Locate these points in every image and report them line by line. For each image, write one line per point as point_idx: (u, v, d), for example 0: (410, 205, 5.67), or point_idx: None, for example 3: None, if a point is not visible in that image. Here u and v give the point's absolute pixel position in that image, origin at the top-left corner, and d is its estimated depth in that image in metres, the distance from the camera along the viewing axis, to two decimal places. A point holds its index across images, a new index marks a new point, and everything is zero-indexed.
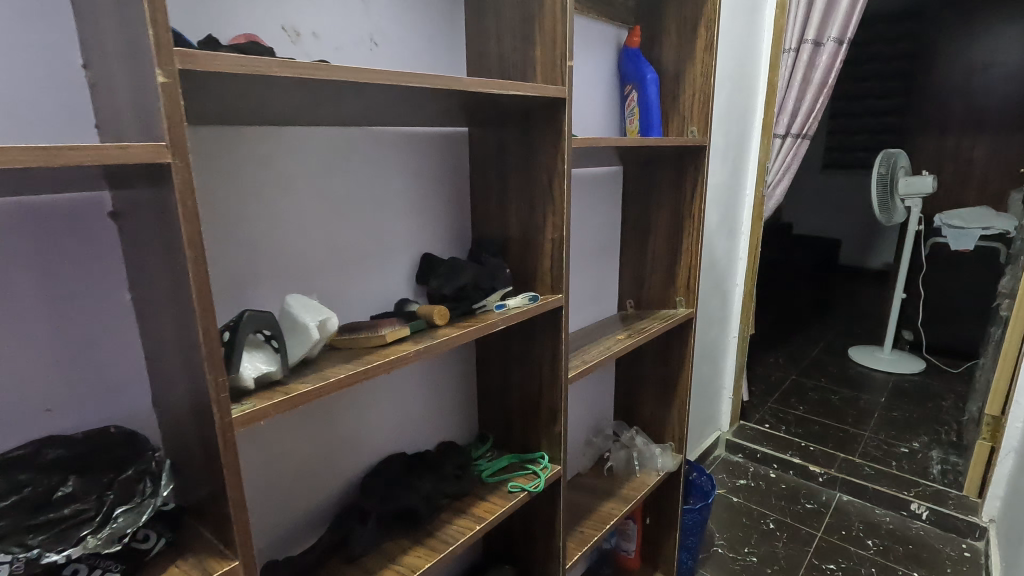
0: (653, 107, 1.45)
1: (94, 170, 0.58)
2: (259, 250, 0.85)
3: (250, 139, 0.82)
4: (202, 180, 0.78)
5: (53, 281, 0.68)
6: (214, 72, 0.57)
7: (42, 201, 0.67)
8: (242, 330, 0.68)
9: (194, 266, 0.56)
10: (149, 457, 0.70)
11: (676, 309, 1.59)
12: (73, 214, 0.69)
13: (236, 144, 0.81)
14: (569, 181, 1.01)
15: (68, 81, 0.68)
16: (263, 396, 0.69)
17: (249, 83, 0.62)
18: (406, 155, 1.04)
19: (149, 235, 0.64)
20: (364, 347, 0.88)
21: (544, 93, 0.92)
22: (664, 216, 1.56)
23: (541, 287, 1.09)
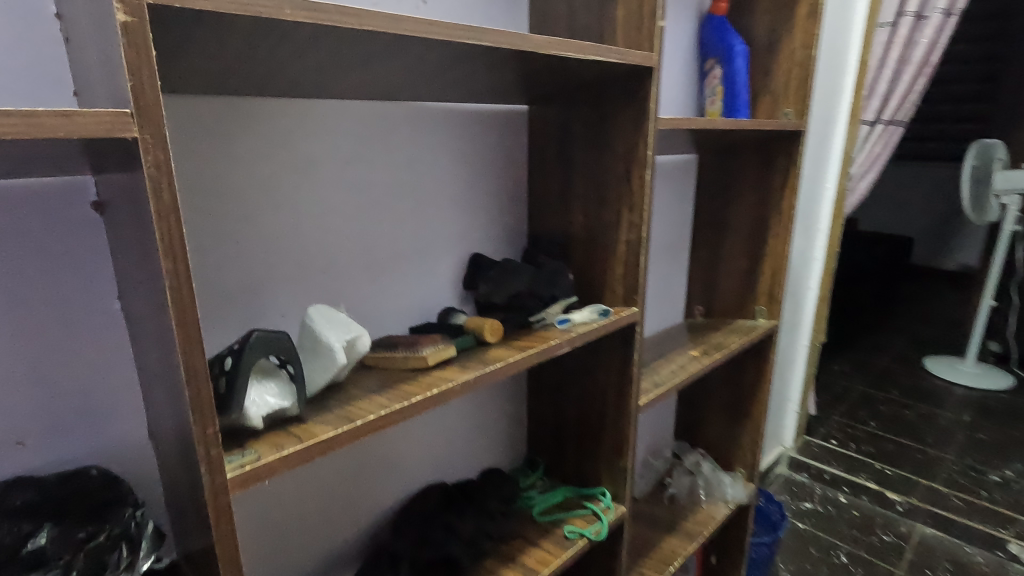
0: (740, 85, 1.24)
1: (54, 147, 0.44)
2: (279, 247, 0.71)
3: (260, 113, 0.67)
4: (198, 163, 0.63)
5: (22, 285, 0.55)
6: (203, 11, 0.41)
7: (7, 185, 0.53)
8: (248, 357, 0.54)
9: (172, 279, 0.41)
10: (129, 515, 0.58)
11: (755, 321, 1.39)
12: (47, 202, 0.55)
13: (242, 118, 0.66)
14: (652, 171, 0.83)
15: (39, 33, 0.53)
16: (272, 442, 0.54)
17: (255, 32, 0.47)
18: (451, 137, 0.88)
19: (132, 232, 0.50)
20: (405, 370, 0.72)
21: (629, 61, 0.74)
22: (746, 212, 1.35)
23: (610, 297, 0.92)
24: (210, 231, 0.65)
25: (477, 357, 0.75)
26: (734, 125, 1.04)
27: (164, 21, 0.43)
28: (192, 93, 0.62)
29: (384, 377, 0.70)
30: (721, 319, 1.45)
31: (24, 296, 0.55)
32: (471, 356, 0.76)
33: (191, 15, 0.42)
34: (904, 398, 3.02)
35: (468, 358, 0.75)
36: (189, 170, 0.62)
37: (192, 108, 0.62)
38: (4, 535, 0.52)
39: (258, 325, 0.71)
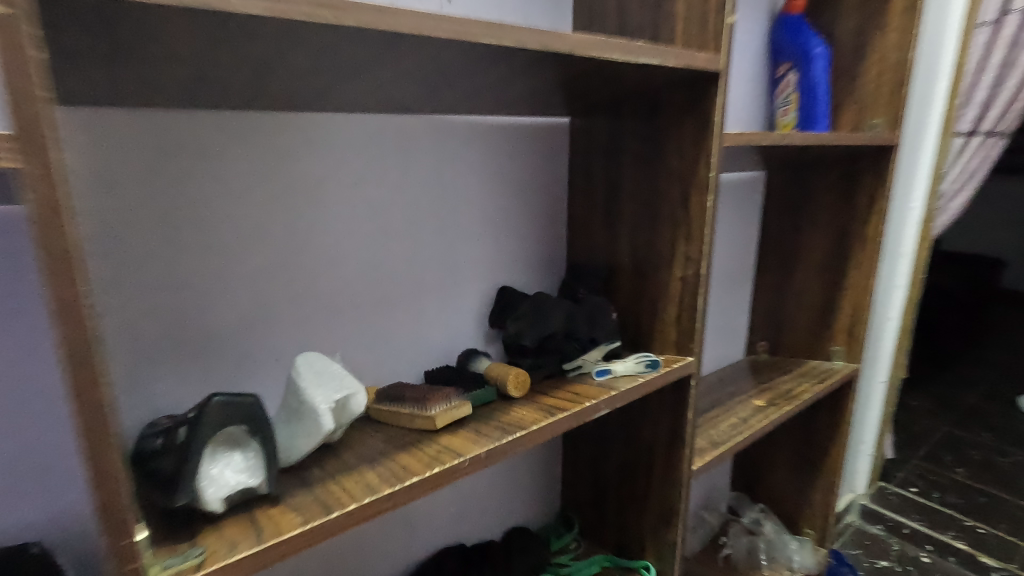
0: (821, 94, 1.07)
1: None
2: (232, 287, 0.59)
3: (198, 126, 0.55)
4: (115, 189, 0.51)
5: None
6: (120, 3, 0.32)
7: None
8: (203, 427, 0.44)
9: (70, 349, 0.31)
10: None
11: (831, 363, 1.20)
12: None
13: (171, 133, 0.54)
14: (714, 196, 0.69)
15: None
16: (239, 530, 0.44)
17: (206, 31, 0.37)
18: (470, 153, 0.75)
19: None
20: (412, 433, 0.60)
21: (689, 64, 0.61)
22: (822, 238, 1.17)
23: (661, 342, 0.78)
24: (137, 269, 0.53)
25: (498, 416, 0.63)
26: (814, 140, 0.88)
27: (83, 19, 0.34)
28: (172, 108, 0.53)
29: (385, 442, 0.59)
30: (790, 358, 1.27)
31: None
32: (492, 415, 0.63)
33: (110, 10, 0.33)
34: (998, 442, 2.67)
35: (487, 418, 0.63)
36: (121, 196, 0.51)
37: (104, 122, 0.50)
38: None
39: (247, 370, 0.62)
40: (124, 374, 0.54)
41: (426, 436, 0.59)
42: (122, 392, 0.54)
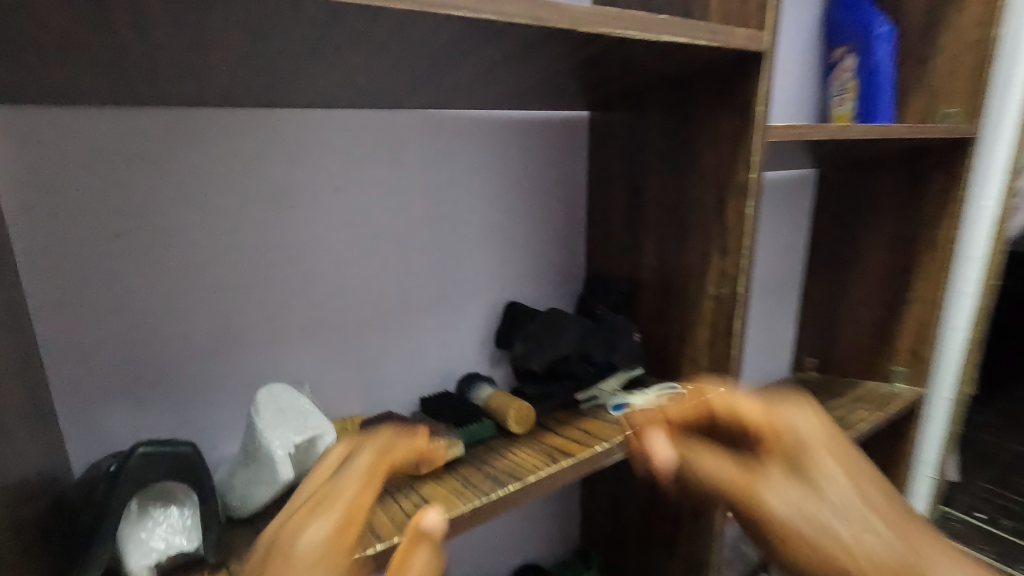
0: (884, 80, 0.91)
1: None
2: (191, 309, 0.52)
3: (138, 126, 0.47)
4: (52, 200, 0.45)
5: None
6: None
7: None
8: (121, 490, 0.36)
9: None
10: None
11: (892, 386, 1.05)
12: None
13: (107, 136, 0.46)
14: (754, 202, 0.58)
15: None
16: None
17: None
18: (468, 153, 0.67)
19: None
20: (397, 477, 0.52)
21: (723, 44, 0.50)
22: (882, 244, 1.03)
23: (690, 369, 0.67)
24: (73, 292, 0.47)
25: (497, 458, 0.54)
26: (876, 134, 0.75)
27: None
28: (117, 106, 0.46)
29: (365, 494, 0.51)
30: (843, 378, 1.13)
31: None
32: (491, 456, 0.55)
33: None
34: None
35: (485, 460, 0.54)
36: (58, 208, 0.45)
37: (38, 125, 0.44)
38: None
39: (215, 399, 0.55)
40: (71, 409, 0.48)
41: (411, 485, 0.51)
42: (66, 428, 0.48)
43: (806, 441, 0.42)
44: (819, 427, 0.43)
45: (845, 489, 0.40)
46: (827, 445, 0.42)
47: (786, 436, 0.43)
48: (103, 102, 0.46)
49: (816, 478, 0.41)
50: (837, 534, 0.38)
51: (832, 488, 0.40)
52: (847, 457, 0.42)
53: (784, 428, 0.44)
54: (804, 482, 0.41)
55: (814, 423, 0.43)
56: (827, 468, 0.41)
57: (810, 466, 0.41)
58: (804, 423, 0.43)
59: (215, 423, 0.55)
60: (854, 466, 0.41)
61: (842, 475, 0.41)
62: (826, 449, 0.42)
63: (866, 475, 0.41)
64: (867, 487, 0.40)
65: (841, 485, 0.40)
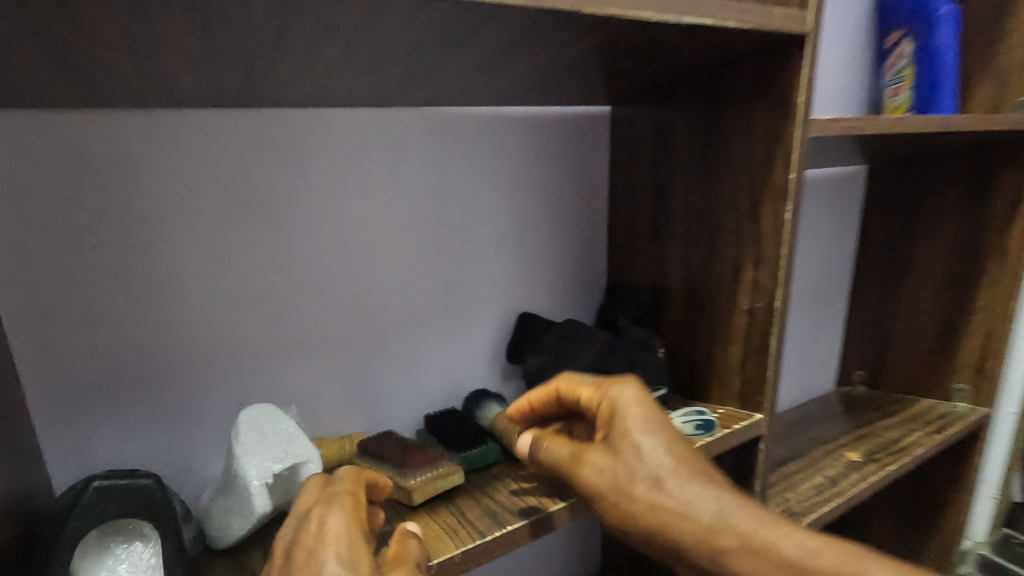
0: (947, 63, 0.80)
1: None
2: (173, 323, 0.49)
3: (114, 130, 0.45)
4: (23, 207, 0.42)
5: None
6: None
7: None
8: (70, 528, 0.34)
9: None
10: None
11: (952, 406, 0.95)
12: None
13: (80, 140, 0.44)
14: (794, 206, 0.51)
15: None
16: None
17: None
18: (476, 155, 0.62)
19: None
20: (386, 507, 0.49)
21: (758, 26, 0.44)
22: (942, 249, 0.93)
23: (720, 391, 0.61)
24: (47, 306, 0.44)
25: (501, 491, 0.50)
26: (937, 127, 0.67)
27: None
28: (92, 108, 0.44)
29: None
30: (894, 394, 1.03)
31: None
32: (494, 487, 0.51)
33: None
34: None
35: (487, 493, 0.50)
36: (28, 218, 0.43)
37: (8, 129, 0.42)
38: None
39: (205, 416, 0.52)
40: (50, 427, 0.46)
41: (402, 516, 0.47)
42: (46, 447, 0.46)
43: (624, 410, 0.45)
44: (641, 401, 0.45)
45: (670, 469, 0.42)
46: (646, 422, 0.44)
47: (620, 419, 0.44)
48: (75, 103, 0.43)
49: (622, 447, 0.43)
50: (615, 481, 0.43)
51: (646, 458, 0.43)
52: (656, 423, 0.44)
53: (618, 416, 0.45)
54: (615, 452, 0.44)
55: (637, 398, 0.45)
56: (634, 440, 0.43)
57: (625, 455, 0.43)
58: (626, 397, 0.45)
59: (204, 442, 0.53)
60: (680, 448, 0.44)
61: (655, 443, 0.43)
62: (647, 420, 0.44)
63: (685, 458, 0.43)
64: (672, 450, 0.43)
65: (670, 471, 0.42)
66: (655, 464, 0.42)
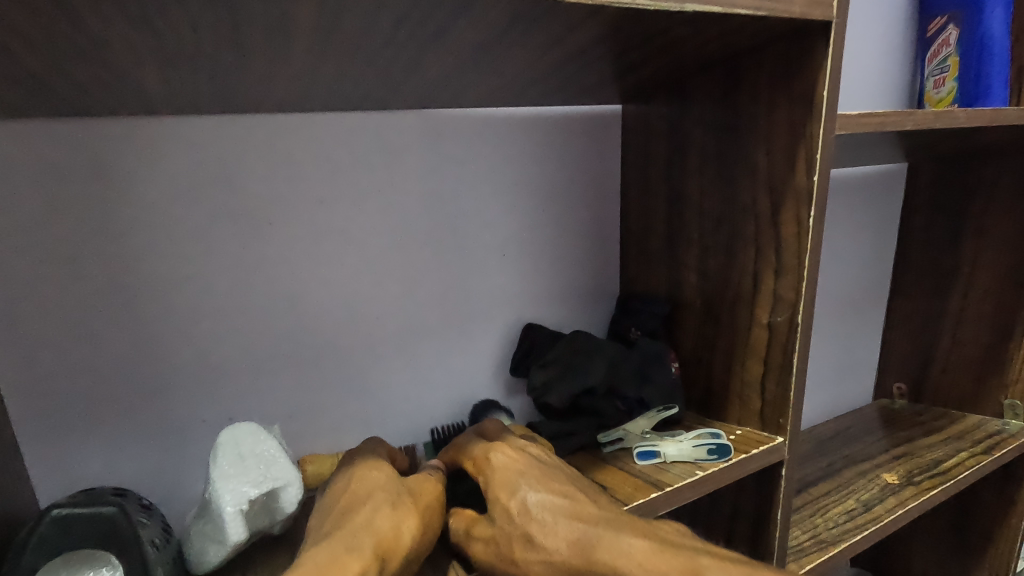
0: (997, 50, 0.73)
1: None
2: (155, 338, 0.48)
3: (92, 142, 0.44)
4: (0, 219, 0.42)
5: None
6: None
7: None
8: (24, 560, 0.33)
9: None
10: None
11: (1003, 423, 0.87)
12: None
13: (57, 153, 0.43)
14: (818, 211, 0.47)
15: None
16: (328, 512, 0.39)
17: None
18: (476, 159, 0.59)
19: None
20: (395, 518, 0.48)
21: (774, 12, 0.39)
22: (991, 252, 0.85)
23: (739, 410, 0.56)
24: (29, 320, 0.44)
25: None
26: (984, 121, 0.60)
27: None
28: (72, 117, 0.43)
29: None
30: (939, 409, 0.96)
31: None
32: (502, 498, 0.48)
33: None
34: None
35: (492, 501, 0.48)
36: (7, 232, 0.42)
37: None
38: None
39: (194, 433, 0.51)
40: (35, 442, 0.46)
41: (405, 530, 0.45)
42: (31, 462, 0.46)
43: (491, 474, 0.41)
44: (508, 459, 0.42)
45: (540, 516, 0.37)
46: (514, 478, 0.40)
47: (495, 481, 0.40)
48: (53, 113, 0.42)
49: (494, 512, 0.39)
50: (497, 548, 0.37)
51: (517, 515, 0.37)
52: (526, 476, 0.40)
53: (492, 477, 0.41)
54: (490, 520, 0.39)
55: (506, 457, 0.42)
56: (507, 497, 0.39)
57: (500, 516, 0.38)
58: (497, 458, 0.42)
59: (192, 460, 0.51)
60: (559, 492, 0.39)
61: (528, 494, 0.38)
62: (524, 474, 0.40)
63: (564, 502, 0.38)
64: (541, 498, 0.38)
65: (541, 517, 0.37)
66: (524, 519, 0.37)
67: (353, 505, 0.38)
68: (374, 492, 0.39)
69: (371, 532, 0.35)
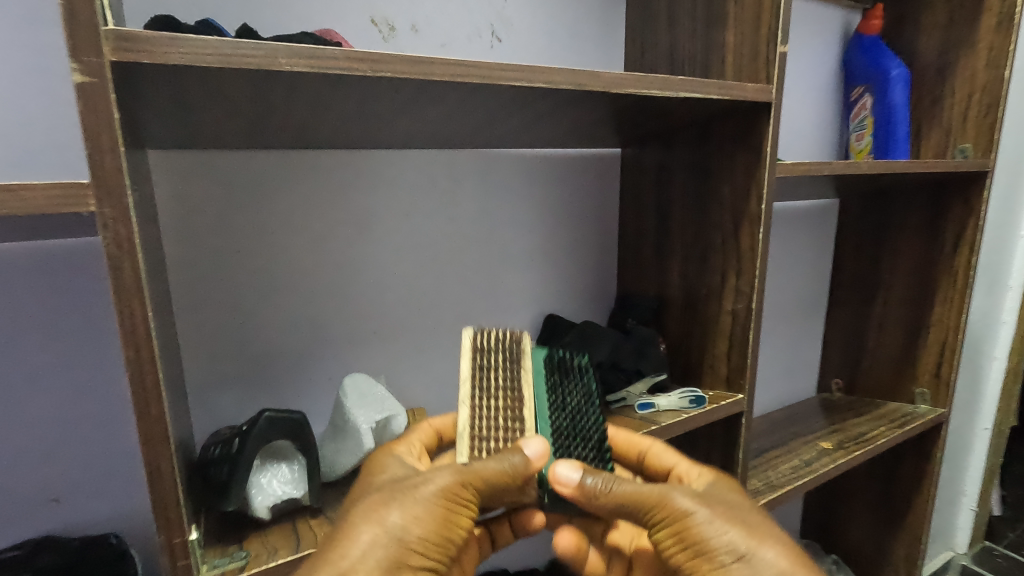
0: (900, 118, 0.97)
1: (67, 225, 0.42)
2: (283, 315, 0.64)
3: (253, 169, 0.60)
4: (189, 221, 0.57)
5: (55, 348, 0.54)
6: (167, 69, 0.34)
7: (41, 246, 0.52)
8: (243, 461, 0.47)
9: (136, 384, 0.35)
10: None
11: (915, 407, 1.08)
12: (78, 264, 0.54)
13: (229, 174, 0.59)
14: (765, 229, 0.66)
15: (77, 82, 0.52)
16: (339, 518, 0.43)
17: (248, 90, 0.40)
18: (515, 185, 0.77)
19: (158, 303, 0.46)
20: (499, 391, 0.49)
21: (733, 97, 0.59)
22: (903, 270, 1.07)
23: (710, 378, 0.75)
24: (199, 296, 0.59)
25: (574, 407, 0.53)
26: (882, 169, 0.82)
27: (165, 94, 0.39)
28: (239, 149, 0.59)
29: (466, 406, 0.48)
30: (867, 399, 1.18)
31: (69, 354, 0.55)
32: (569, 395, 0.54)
33: (184, 85, 0.38)
34: None
35: (562, 397, 0.53)
36: (191, 231, 0.57)
37: (182, 164, 0.56)
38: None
39: (303, 389, 0.67)
40: (195, 391, 0.60)
41: (509, 425, 0.47)
42: (193, 405, 0.60)
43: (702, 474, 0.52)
44: (713, 472, 0.53)
45: (743, 508, 0.47)
46: (721, 483, 0.51)
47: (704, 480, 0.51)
48: (231, 147, 0.58)
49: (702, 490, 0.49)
50: (701, 504, 0.46)
51: (723, 499, 0.48)
52: (729, 485, 0.51)
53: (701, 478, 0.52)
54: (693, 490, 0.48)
55: (708, 471, 0.53)
56: (715, 490, 0.49)
57: (706, 492, 0.48)
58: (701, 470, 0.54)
59: (304, 409, 0.67)
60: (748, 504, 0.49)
61: (731, 494, 0.49)
62: (724, 482, 0.51)
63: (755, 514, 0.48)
64: (744, 502, 0.49)
65: (746, 509, 0.47)
66: (731, 504, 0.47)
67: (342, 523, 0.42)
68: (360, 501, 0.44)
69: (333, 553, 0.40)
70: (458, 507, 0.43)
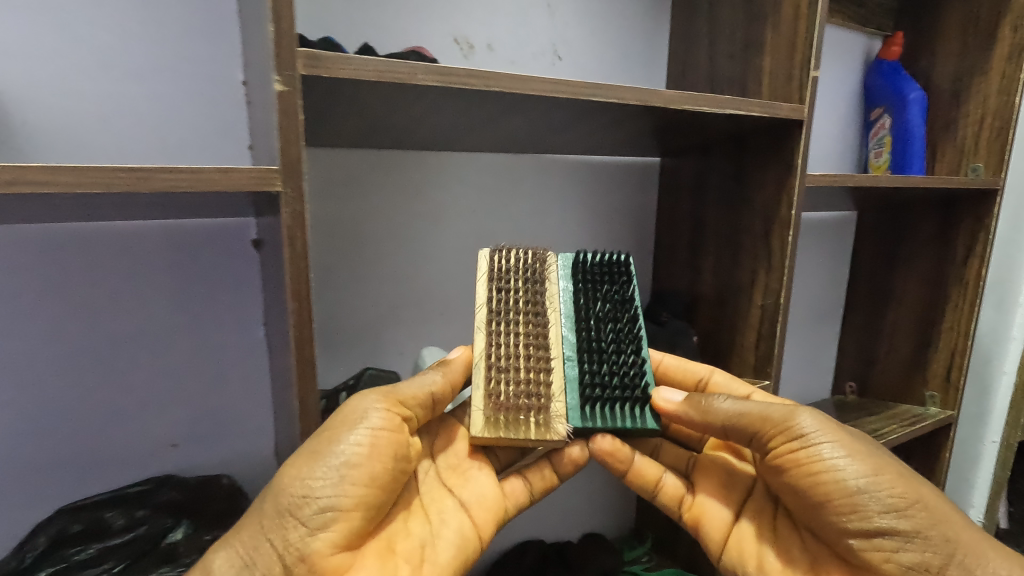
0: (916, 138, 1.05)
1: (226, 206, 0.51)
2: (365, 293, 0.73)
3: (349, 164, 0.69)
4: None
5: None
6: (332, 81, 0.43)
7: (185, 225, 0.64)
8: None
9: (296, 329, 0.44)
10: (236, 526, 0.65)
11: (924, 409, 1.15)
12: (213, 241, 0.65)
13: (330, 168, 0.67)
14: (794, 232, 0.74)
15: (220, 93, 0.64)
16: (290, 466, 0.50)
17: (379, 99, 0.49)
18: (565, 188, 0.86)
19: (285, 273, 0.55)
20: (520, 313, 0.60)
21: (770, 115, 0.67)
22: (915, 279, 1.15)
23: (739, 366, 0.83)
24: None
25: (603, 313, 0.61)
26: (899, 183, 0.90)
27: (313, 101, 0.49)
28: (340, 147, 0.67)
29: (481, 332, 0.58)
30: (878, 400, 1.25)
31: None
32: (598, 301, 0.62)
33: (334, 93, 0.47)
34: None
35: (590, 308, 0.62)
36: None
37: None
38: (151, 526, 0.61)
39: (379, 361, 0.75)
40: None
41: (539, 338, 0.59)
42: None
43: None
44: None
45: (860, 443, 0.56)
46: None
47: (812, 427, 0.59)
48: (333, 144, 0.67)
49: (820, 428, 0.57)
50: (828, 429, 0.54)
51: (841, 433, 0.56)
52: None
53: None
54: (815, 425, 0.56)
55: None
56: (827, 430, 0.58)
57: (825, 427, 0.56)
58: None
59: None
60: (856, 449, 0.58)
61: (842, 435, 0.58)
62: None
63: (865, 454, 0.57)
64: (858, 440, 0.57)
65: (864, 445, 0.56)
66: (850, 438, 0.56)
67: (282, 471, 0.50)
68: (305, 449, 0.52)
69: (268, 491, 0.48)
70: (381, 430, 0.50)
